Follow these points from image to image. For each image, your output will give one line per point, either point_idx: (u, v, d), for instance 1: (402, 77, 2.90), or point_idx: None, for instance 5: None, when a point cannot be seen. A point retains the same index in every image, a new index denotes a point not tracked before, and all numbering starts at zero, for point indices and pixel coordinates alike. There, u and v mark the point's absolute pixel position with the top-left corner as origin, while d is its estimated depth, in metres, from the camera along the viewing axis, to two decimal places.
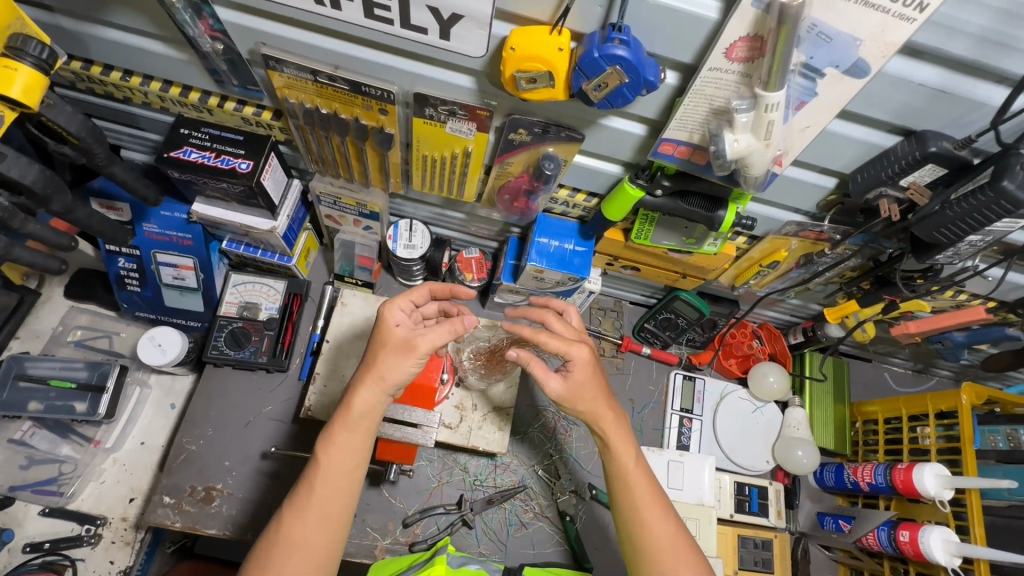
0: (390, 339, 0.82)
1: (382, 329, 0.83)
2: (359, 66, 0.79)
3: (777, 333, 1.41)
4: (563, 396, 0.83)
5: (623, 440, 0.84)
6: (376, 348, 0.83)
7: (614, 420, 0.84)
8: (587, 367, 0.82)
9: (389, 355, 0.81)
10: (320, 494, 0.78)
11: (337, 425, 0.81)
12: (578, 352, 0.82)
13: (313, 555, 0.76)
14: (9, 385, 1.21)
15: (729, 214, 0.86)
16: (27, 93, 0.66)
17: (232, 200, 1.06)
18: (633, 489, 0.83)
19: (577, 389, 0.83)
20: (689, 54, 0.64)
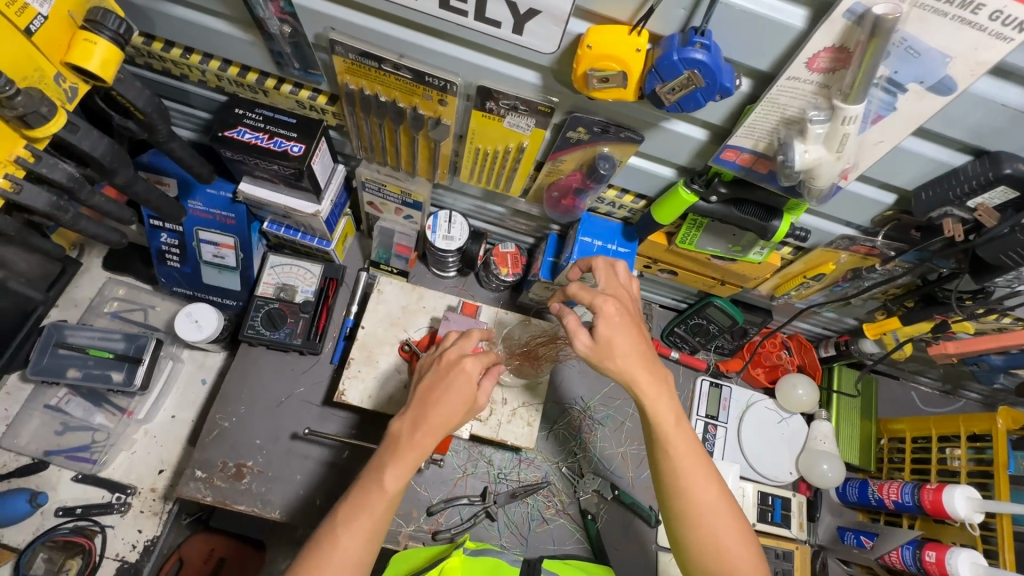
0: (462, 386, 0.85)
1: (461, 376, 0.85)
2: (425, 55, 0.79)
3: (808, 345, 1.41)
4: (592, 353, 0.84)
5: (659, 399, 0.84)
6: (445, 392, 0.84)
7: (649, 377, 0.84)
8: (615, 318, 0.84)
9: (461, 403, 0.85)
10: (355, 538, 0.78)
11: (392, 465, 0.81)
12: (602, 305, 0.84)
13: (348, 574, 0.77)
14: (49, 352, 1.23)
15: (783, 224, 0.86)
16: (103, 68, 0.67)
17: (280, 182, 1.07)
18: (672, 450, 0.83)
19: (607, 345, 0.83)
20: (766, 62, 0.64)
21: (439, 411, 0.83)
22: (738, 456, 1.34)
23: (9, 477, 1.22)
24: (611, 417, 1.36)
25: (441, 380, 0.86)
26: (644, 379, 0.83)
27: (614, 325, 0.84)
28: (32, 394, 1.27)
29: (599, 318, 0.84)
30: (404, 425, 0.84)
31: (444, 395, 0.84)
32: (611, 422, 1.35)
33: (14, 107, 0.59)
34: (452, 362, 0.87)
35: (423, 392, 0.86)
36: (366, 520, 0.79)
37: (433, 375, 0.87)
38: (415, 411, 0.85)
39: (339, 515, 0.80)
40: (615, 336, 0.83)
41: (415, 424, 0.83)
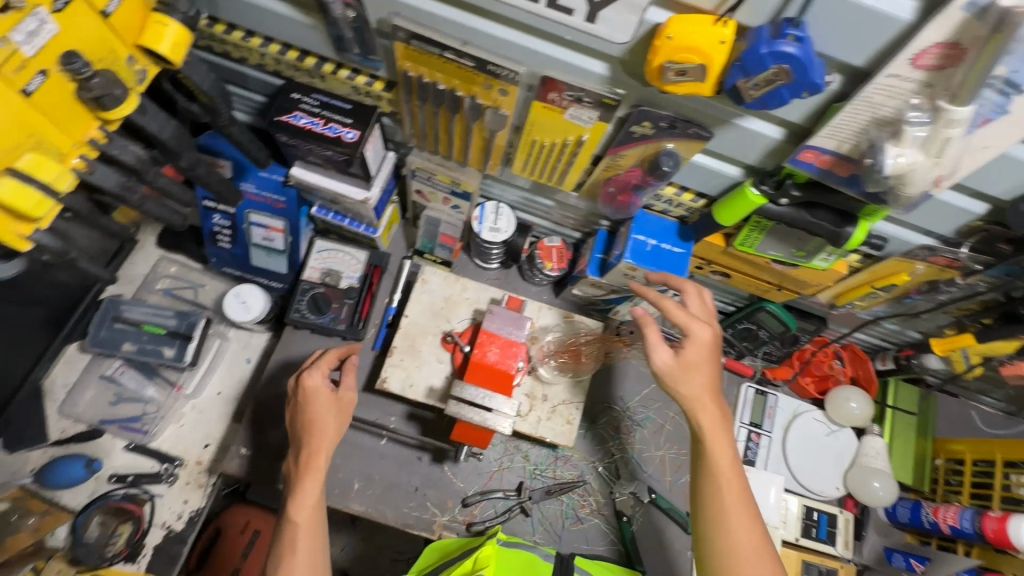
0: (319, 406, 0.98)
1: (312, 398, 0.98)
2: (489, 42, 0.76)
3: (863, 356, 1.34)
4: (670, 370, 0.87)
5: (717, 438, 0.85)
6: (316, 412, 0.98)
7: (717, 414, 0.86)
8: (707, 348, 0.87)
9: (331, 414, 0.98)
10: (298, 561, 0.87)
11: (298, 498, 0.92)
12: (699, 331, 0.87)
13: None
14: (106, 325, 1.28)
15: (859, 231, 0.81)
16: (173, 51, 0.67)
17: (332, 167, 1.07)
18: (724, 489, 0.82)
19: (686, 365, 0.86)
20: (862, 57, 0.59)
21: (315, 434, 0.96)
22: (782, 467, 1.30)
23: (67, 442, 1.27)
24: (651, 419, 1.33)
25: (302, 413, 0.98)
26: (710, 412, 0.85)
27: (700, 352, 0.87)
28: (89, 364, 1.32)
29: (691, 343, 0.87)
30: (294, 463, 0.95)
31: (315, 420, 0.97)
32: (650, 424, 1.32)
33: (90, 88, 0.60)
34: (298, 391, 1.00)
35: (300, 430, 0.98)
36: (302, 540, 0.90)
37: (298, 411, 0.99)
38: (299, 446, 0.97)
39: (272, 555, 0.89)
40: (698, 359, 0.87)
41: (301, 457, 0.95)
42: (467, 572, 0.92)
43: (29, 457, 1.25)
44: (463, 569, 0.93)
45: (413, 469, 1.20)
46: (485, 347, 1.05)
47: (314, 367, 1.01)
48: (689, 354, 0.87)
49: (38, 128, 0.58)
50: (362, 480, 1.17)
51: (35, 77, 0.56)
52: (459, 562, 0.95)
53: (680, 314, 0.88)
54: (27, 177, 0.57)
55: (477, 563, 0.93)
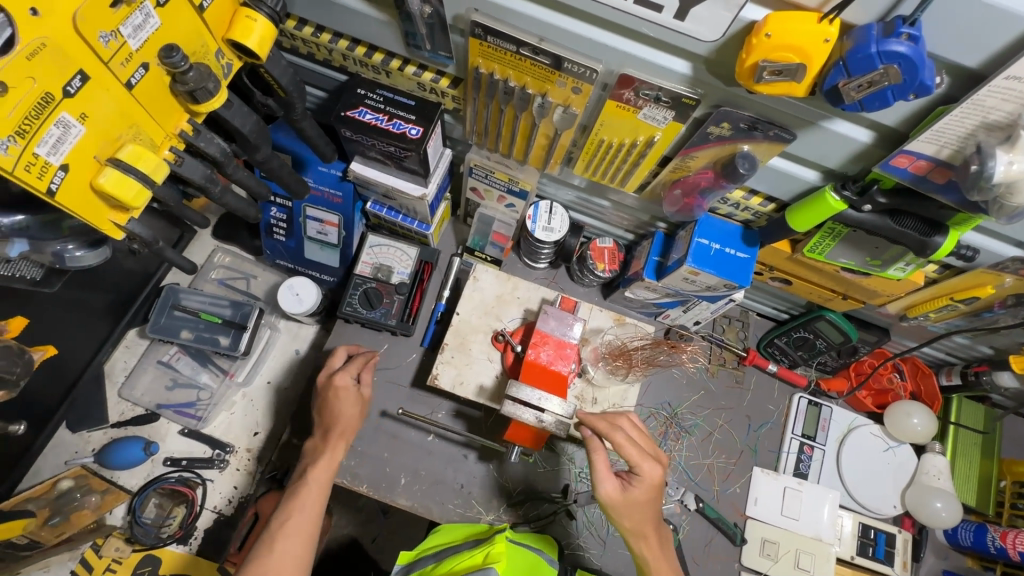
0: (345, 398, 1.06)
1: (342, 391, 1.06)
2: (567, 40, 0.75)
3: (925, 370, 1.29)
4: (614, 499, 0.91)
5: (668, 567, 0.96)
6: (342, 402, 1.06)
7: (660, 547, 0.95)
8: (654, 481, 0.92)
9: (355, 408, 1.07)
10: (307, 503, 0.99)
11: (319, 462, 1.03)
12: (649, 471, 0.91)
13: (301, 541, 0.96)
14: (166, 312, 1.31)
15: (948, 241, 0.77)
16: (261, 45, 0.68)
17: (392, 163, 1.07)
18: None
19: (631, 500, 0.91)
20: (977, 58, 0.56)
21: (341, 420, 1.06)
22: (836, 482, 1.26)
23: (126, 425, 1.31)
24: (699, 426, 1.30)
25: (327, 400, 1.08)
26: (654, 547, 0.95)
27: (646, 492, 0.92)
28: (147, 349, 1.36)
29: (641, 480, 0.91)
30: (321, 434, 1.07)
31: (339, 403, 1.06)
32: (698, 432, 1.29)
33: (186, 81, 0.61)
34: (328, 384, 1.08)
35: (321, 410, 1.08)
36: (314, 483, 1.01)
37: (322, 395, 1.08)
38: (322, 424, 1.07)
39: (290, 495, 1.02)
40: (646, 497, 0.92)
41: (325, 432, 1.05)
42: (477, 563, 0.94)
43: (90, 437, 1.29)
44: (473, 561, 0.95)
45: (459, 466, 1.20)
46: (539, 347, 1.05)
47: (347, 367, 1.09)
48: (633, 490, 0.92)
49: (137, 119, 0.59)
50: (409, 475, 1.18)
51: (138, 70, 0.57)
52: (470, 553, 0.98)
53: (634, 457, 0.90)
54: (128, 165, 0.57)
55: (488, 556, 0.95)
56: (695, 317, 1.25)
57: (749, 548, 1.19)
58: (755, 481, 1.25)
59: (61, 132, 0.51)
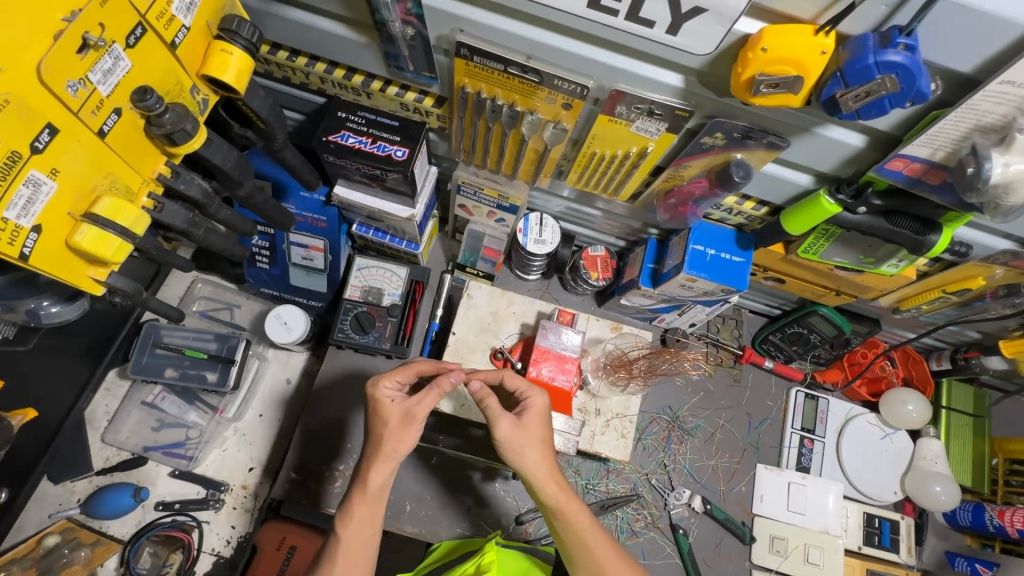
0: (391, 416, 0.86)
1: (377, 407, 0.88)
2: (556, 57, 0.73)
3: (916, 357, 1.31)
4: (508, 438, 0.86)
5: (566, 509, 0.85)
6: (378, 428, 0.86)
7: (562, 490, 0.86)
8: (541, 412, 0.89)
9: (404, 429, 0.86)
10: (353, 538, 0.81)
11: (360, 488, 0.83)
12: (534, 399, 0.90)
13: None
14: (147, 351, 1.26)
15: (941, 239, 0.78)
16: (238, 79, 0.65)
17: (377, 185, 1.04)
18: (593, 546, 0.84)
19: (521, 432, 0.87)
20: (970, 63, 0.57)
21: (386, 440, 0.85)
22: (838, 473, 1.28)
23: (112, 471, 1.25)
24: (701, 428, 1.30)
25: (372, 425, 0.88)
26: (551, 487, 0.85)
27: (529, 416, 0.89)
28: (129, 390, 1.30)
29: (527, 410, 0.89)
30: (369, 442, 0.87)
31: (377, 424, 0.87)
32: (700, 434, 1.30)
33: (162, 124, 0.57)
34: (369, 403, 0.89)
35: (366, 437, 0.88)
36: (354, 528, 0.81)
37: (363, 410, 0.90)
38: (370, 441, 0.87)
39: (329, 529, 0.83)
40: (528, 420, 0.88)
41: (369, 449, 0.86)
42: None
43: (74, 487, 1.23)
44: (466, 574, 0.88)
45: (464, 487, 1.18)
46: (540, 364, 1.05)
47: (388, 376, 0.90)
48: (529, 421, 0.89)
49: (113, 168, 0.56)
50: (415, 501, 1.16)
51: (110, 116, 0.53)
52: (461, 566, 0.90)
53: (485, 396, 0.87)
54: (107, 220, 0.55)
55: (480, 568, 0.87)
56: (690, 319, 1.25)
57: (759, 547, 1.20)
58: (760, 479, 1.26)
59: (30, 192, 0.48)
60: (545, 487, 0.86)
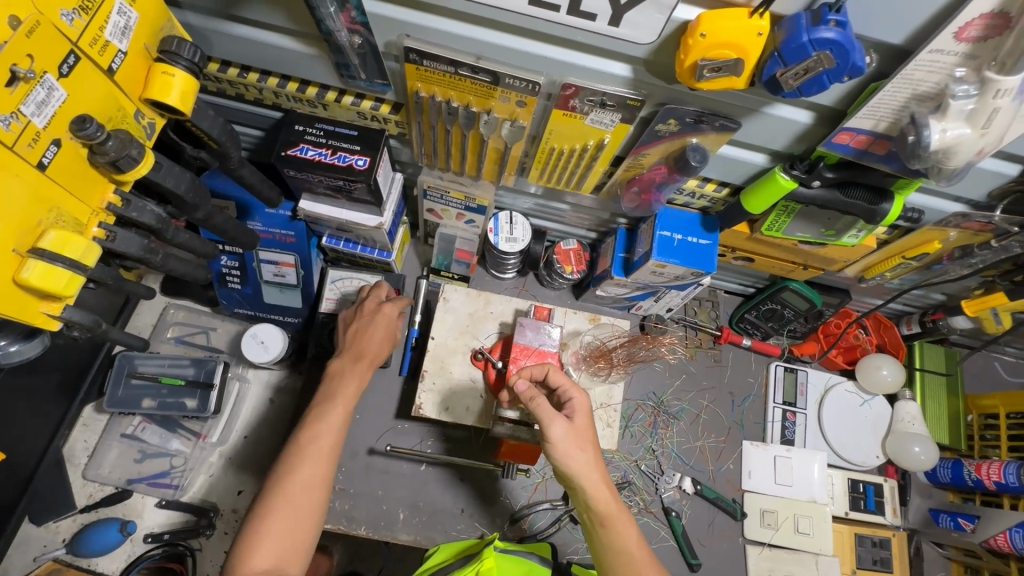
0: (382, 319, 1.06)
1: (374, 312, 1.07)
2: (504, 55, 0.74)
3: (887, 323, 1.34)
4: (563, 443, 0.82)
5: (618, 515, 0.83)
6: (366, 333, 1.04)
7: (614, 498, 0.83)
8: (587, 414, 0.86)
9: (387, 333, 1.05)
10: (320, 444, 0.88)
11: (337, 396, 0.94)
12: (580, 399, 0.87)
13: (303, 499, 0.84)
14: (122, 383, 1.24)
15: (895, 206, 0.80)
16: (183, 100, 0.64)
17: (342, 196, 1.03)
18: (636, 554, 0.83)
19: (576, 433, 0.84)
20: (901, 35, 0.58)
21: (372, 340, 1.03)
22: (821, 443, 1.30)
23: (97, 507, 1.23)
24: (686, 410, 1.32)
25: (359, 329, 1.05)
26: (605, 494, 0.83)
27: (580, 418, 0.86)
28: (108, 424, 1.28)
29: (575, 411, 0.86)
30: (341, 362, 1.01)
31: (370, 330, 1.05)
32: (686, 416, 1.32)
33: (105, 152, 0.57)
34: (357, 310, 1.08)
35: (353, 338, 1.04)
36: (320, 436, 0.89)
37: (353, 318, 1.07)
38: (355, 347, 1.03)
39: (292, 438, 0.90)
40: (579, 422, 0.85)
41: (356, 354, 1.01)
42: None
43: (59, 527, 1.21)
44: None
45: (456, 490, 1.19)
46: (521, 361, 1.04)
47: (374, 293, 1.10)
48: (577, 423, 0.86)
49: (57, 201, 0.56)
50: (408, 508, 1.16)
51: (49, 148, 0.53)
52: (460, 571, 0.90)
53: (532, 397, 0.84)
54: (54, 254, 0.55)
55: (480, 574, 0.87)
56: (667, 305, 1.27)
57: (750, 521, 1.23)
58: (746, 455, 1.28)
59: None
60: (601, 493, 0.83)
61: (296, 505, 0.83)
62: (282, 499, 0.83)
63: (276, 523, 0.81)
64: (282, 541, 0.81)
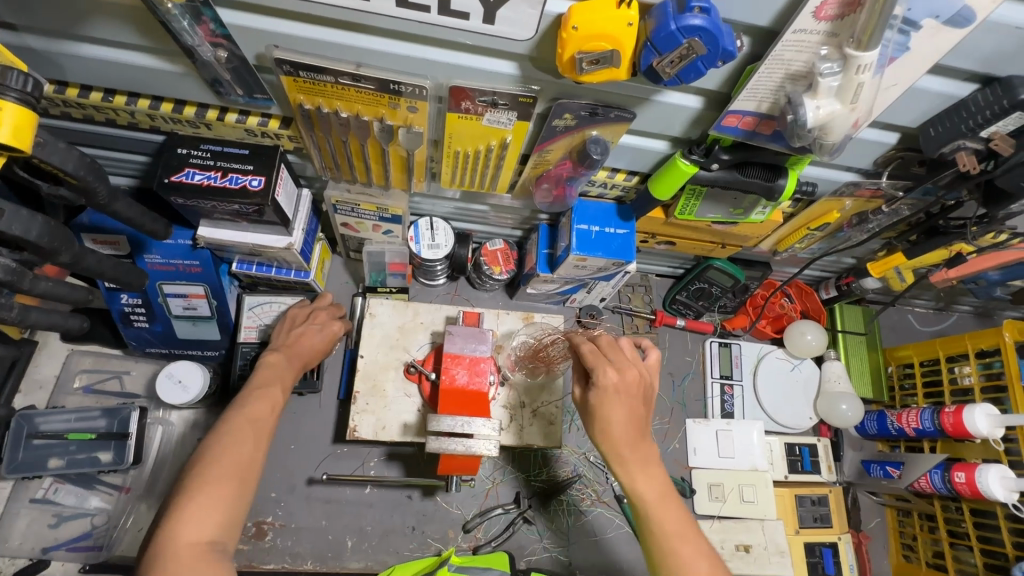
0: (328, 327, 1.07)
1: (322, 319, 1.08)
2: (384, 61, 0.70)
3: (808, 289, 1.39)
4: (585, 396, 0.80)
5: (666, 506, 0.75)
6: (304, 335, 1.04)
7: (633, 452, 0.77)
8: (631, 376, 0.78)
9: (325, 338, 1.05)
10: (250, 411, 0.82)
11: (264, 376, 0.91)
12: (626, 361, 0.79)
13: (239, 465, 0.76)
14: (23, 445, 1.13)
15: (790, 182, 0.82)
16: (17, 135, 0.57)
17: (243, 219, 0.97)
18: (689, 557, 0.72)
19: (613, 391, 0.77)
20: (766, 17, 0.59)
21: (307, 342, 1.03)
22: (758, 412, 1.35)
23: None
24: None
25: (300, 330, 1.05)
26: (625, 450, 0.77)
27: (626, 403, 0.77)
28: (13, 491, 1.16)
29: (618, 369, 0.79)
30: (277, 356, 0.97)
31: (308, 334, 1.04)
32: None
33: None
34: (300, 318, 1.08)
35: (288, 337, 1.03)
36: (256, 406, 0.84)
37: (297, 322, 1.07)
38: (285, 345, 1.01)
39: (220, 419, 0.82)
40: (619, 407, 0.77)
41: (289, 350, 1.00)
42: None
43: None
44: None
45: (405, 509, 1.16)
46: (452, 370, 1.00)
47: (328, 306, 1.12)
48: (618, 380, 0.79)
49: None
50: (356, 535, 1.12)
51: None
52: None
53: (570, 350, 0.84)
54: None
55: None
56: (599, 295, 1.27)
57: (699, 497, 1.26)
58: (690, 433, 1.31)
59: None
60: (647, 483, 0.76)
61: (236, 478, 0.74)
62: (219, 472, 0.73)
63: (213, 497, 0.71)
64: (220, 516, 0.71)
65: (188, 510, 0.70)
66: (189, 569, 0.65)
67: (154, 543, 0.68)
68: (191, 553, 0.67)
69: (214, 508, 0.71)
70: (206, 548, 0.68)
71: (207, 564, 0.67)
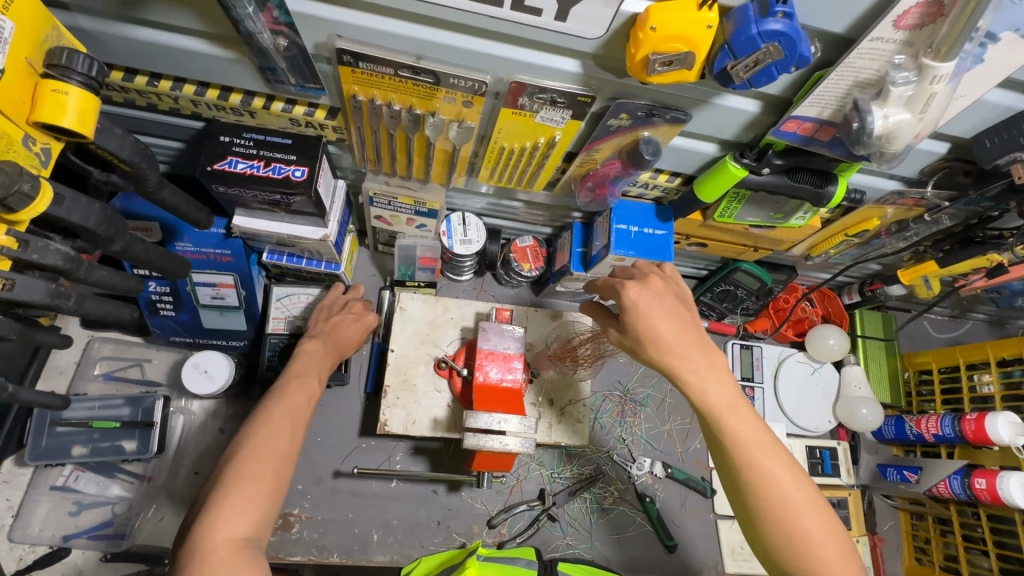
0: (363, 318, 1.09)
1: (355, 310, 1.09)
2: (445, 53, 0.69)
3: (831, 294, 1.41)
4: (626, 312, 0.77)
5: (738, 410, 0.72)
6: (340, 325, 1.05)
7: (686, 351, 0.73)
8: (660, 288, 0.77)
9: (359, 330, 1.07)
10: (283, 404, 0.82)
11: (298, 368, 0.91)
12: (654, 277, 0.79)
13: (276, 461, 0.75)
14: (46, 432, 1.12)
15: (838, 188, 0.83)
16: (82, 121, 0.56)
17: (281, 209, 0.95)
18: (768, 463, 0.69)
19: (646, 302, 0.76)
20: (842, 24, 0.59)
21: (343, 331, 1.05)
22: (779, 414, 1.36)
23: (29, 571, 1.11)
24: (651, 396, 1.34)
25: (336, 317, 1.07)
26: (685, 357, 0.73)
27: (662, 302, 0.76)
28: (33, 478, 1.15)
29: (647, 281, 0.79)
30: (315, 344, 0.98)
31: (341, 325, 1.05)
32: (652, 402, 1.34)
33: None
34: (335, 306, 1.09)
35: (324, 325, 1.05)
36: (291, 400, 0.83)
37: (332, 310, 1.08)
38: (322, 333, 1.03)
39: (258, 408, 0.82)
40: (658, 310, 0.75)
41: (328, 336, 1.02)
42: None
43: None
44: None
45: (431, 504, 1.16)
46: (486, 367, 1.00)
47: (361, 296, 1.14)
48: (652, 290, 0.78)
49: None
50: (381, 529, 1.12)
51: None
52: None
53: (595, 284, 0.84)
54: None
55: None
56: None
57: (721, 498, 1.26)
58: None
59: None
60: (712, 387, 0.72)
61: (273, 476, 0.74)
62: (256, 467, 0.73)
63: (245, 495, 0.70)
64: (257, 513, 0.70)
65: (224, 505, 0.68)
66: (226, 565, 0.64)
67: (189, 543, 0.66)
68: (227, 550, 0.65)
69: (252, 501, 0.70)
70: (241, 545, 0.67)
71: (243, 561, 0.65)
